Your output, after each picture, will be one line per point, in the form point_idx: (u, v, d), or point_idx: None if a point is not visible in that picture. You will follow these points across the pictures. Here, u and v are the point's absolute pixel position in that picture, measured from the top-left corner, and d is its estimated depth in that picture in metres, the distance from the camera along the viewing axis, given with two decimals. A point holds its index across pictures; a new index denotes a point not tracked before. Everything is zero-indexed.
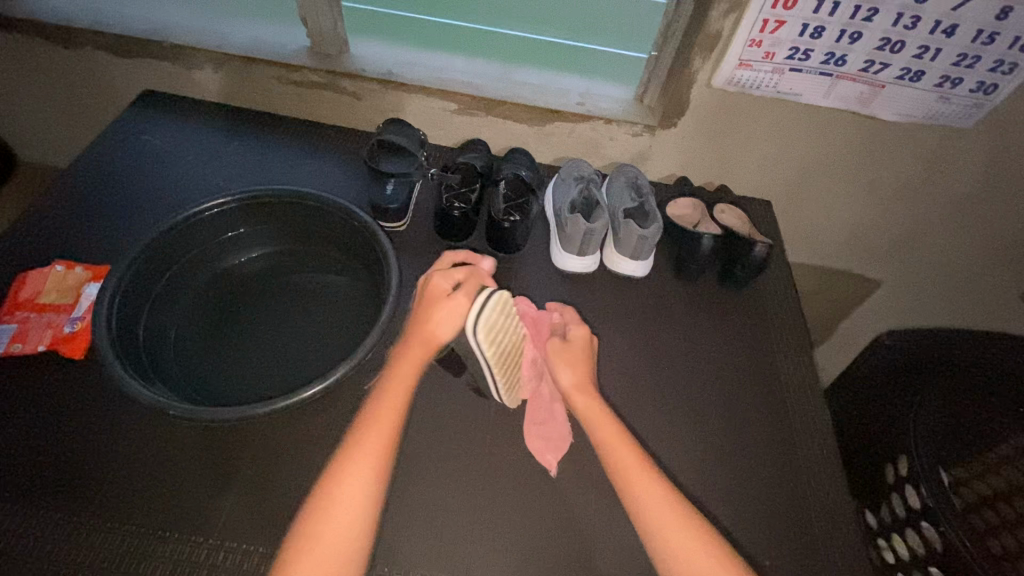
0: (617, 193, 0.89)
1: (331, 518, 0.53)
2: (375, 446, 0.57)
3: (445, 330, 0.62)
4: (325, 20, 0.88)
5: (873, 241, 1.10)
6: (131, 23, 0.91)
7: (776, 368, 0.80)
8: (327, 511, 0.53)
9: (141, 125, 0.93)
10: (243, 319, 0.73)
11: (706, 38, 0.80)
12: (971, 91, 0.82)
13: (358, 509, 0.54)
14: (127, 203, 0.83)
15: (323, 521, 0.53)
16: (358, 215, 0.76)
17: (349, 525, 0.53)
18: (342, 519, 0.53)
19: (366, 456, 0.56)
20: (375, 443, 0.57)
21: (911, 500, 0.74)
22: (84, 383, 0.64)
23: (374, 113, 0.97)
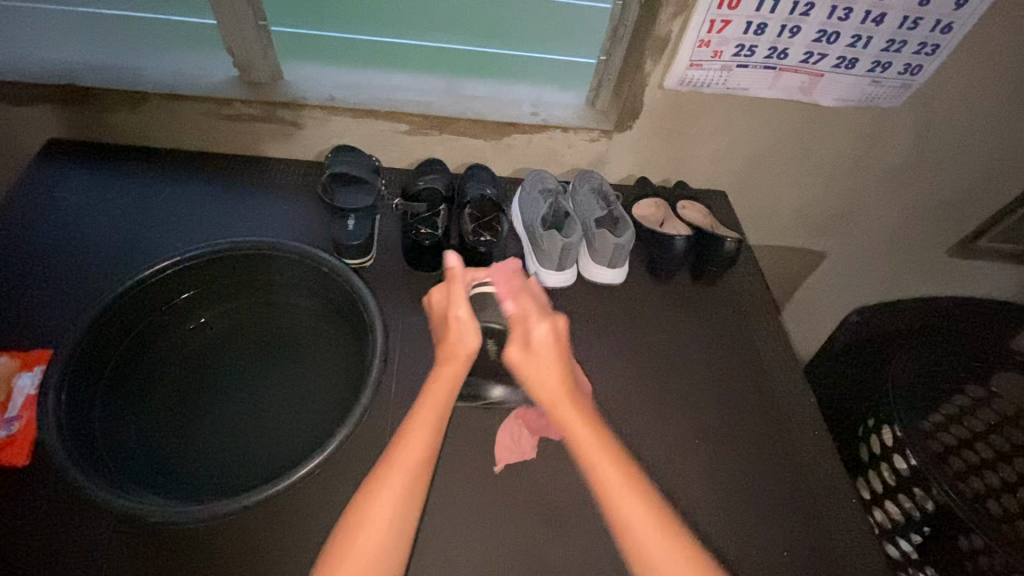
0: (584, 201, 0.88)
1: (369, 522, 0.52)
2: (417, 455, 0.56)
3: (470, 338, 0.65)
4: (255, 49, 0.81)
5: (820, 220, 1.16)
6: (26, 67, 0.80)
7: (759, 359, 0.83)
8: (365, 514, 0.52)
9: (55, 180, 0.83)
10: (213, 391, 0.67)
11: (656, 41, 0.80)
12: (900, 73, 0.87)
13: (394, 517, 0.53)
14: (51, 273, 0.73)
15: (361, 530, 0.51)
16: (329, 262, 0.72)
17: (385, 533, 0.52)
18: (379, 525, 0.52)
19: (407, 461, 0.55)
20: (416, 454, 0.56)
21: (899, 465, 0.80)
22: (30, 491, 0.56)
23: (318, 142, 0.91)
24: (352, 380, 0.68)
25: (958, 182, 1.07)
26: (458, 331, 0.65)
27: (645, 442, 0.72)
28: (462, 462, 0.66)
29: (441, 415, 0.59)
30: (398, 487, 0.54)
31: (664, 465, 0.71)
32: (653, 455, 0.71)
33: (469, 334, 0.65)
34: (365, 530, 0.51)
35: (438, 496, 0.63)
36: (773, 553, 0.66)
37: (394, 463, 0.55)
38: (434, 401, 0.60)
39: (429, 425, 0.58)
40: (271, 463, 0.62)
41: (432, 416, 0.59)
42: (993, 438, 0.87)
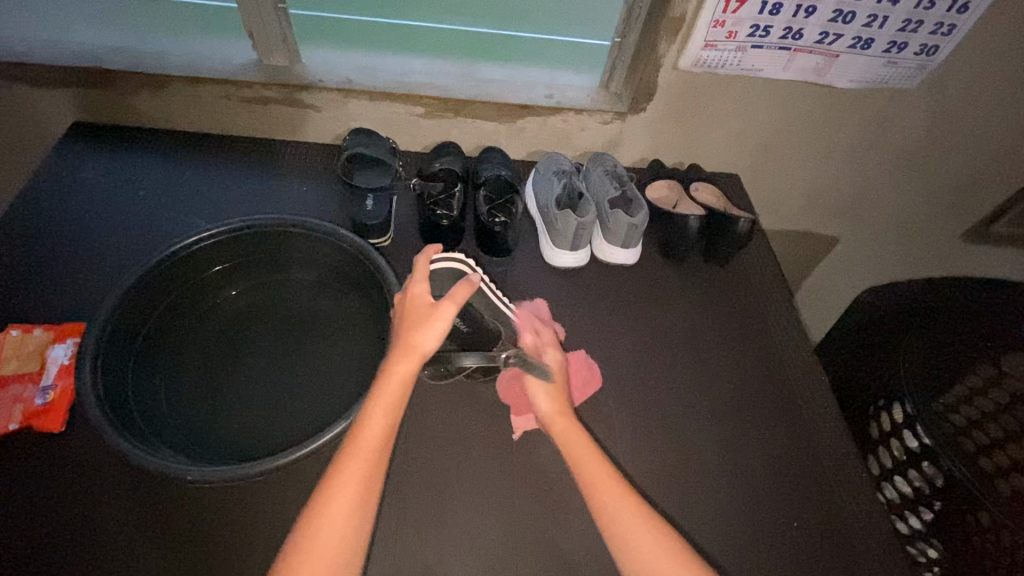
0: (598, 182, 0.89)
1: (316, 546, 0.50)
2: (361, 476, 0.53)
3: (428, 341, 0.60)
4: (274, 31, 0.82)
5: (833, 203, 1.16)
6: (52, 50, 0.82)
7: (770, 338, 0.84)
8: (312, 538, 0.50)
9: (81, 161, 0.85)
10: (237, 362, 0.69)
11: (671, 22, 0.81)
12: (916, 54, 0.87)
13: (342, 539, 0.51)
14: (81, 250, 0.75)
15: (306, 556, 0.49)
16: (349, 238, 0.74)
17: (333, 554, 0.50)
18: (328, 546, 0.50)
19: (353, 483, 0.53)
20: (361, 475, 0.54)
21: (910, 442, 0.81)
22: (70, 454, 0.58)
23: (335, 125, 0.92)
24: (372, 354, 0.70)
25: (973, 164, 1.06)
26: (416, 333, 0.60)
27: (657, 418, 0.74)
28: (479, 433, 0.68)
29: (386, 433, 0.56)
30: (343, 508, 0.52)
31: (675, 438, 0.72)
32: (664, 429, 0.73)
33: (428, 337, 0.60)
34: (311, 553, 0.50)
35: (457, 465, 0.66)
36: (783, 523, 0.68)
37: (340, 484, 0.53)
38: (380, 416, 0.57)
39: (374, 443, 0.55)
40: (295, 431, 0.64)
41: (378, 433, 0.56)
42: (1003, 418, 0.88)
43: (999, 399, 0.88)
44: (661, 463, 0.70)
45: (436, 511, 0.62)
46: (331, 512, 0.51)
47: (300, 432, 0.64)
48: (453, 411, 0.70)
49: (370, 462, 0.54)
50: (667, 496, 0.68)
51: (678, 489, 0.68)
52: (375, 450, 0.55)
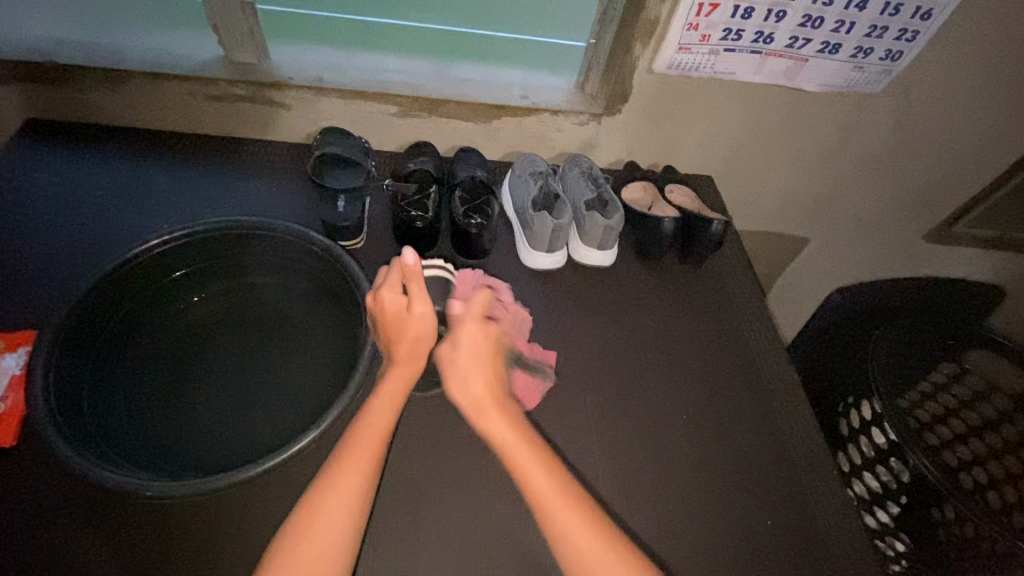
0: (573, 184, 0.89)
1: (320, 519, 0.51)
2: (365, 460, 0.55)
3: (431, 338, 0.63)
4: (241, 27, 0.80)
5: (803, 204, 1.18)
6: (2, 44, 0.77)
7: (743, 337, 0.85)
8: (316, 512, 0.52)
9: (34, 160, 0.81)
10: (202, 370, 0.67)
11: (645, 24, 0.81)
12: (881, 59, 0.89)
13: (341, 522, 0.52)
14: (34, 253, 0.72)
15: (310, 532, 0.51)
16: (319, 241, 0.72)
17: (336, 534, 0.52)
18: (330, 524, 0.51)
19: (360, 464, 0.55)
20: (366, 458, 0.55)
21: (878, 439, 0.83)
22: (22, 471, 0.55)
23: (306, 124, 0.90)
24: (345, 362, 0.69)
25: (936, 167, 1.10)
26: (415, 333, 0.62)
27: (633, 420, 0.74)
28: (456, 440, 0.67)
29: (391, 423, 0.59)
30: (349, 492, 0.53)
31: (652, 440, 0.73)
32: (642, 432, 0.73)
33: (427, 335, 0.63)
34: (314, 529, 0.51)
35: (434, 473, 0.65)
36: (756, 521, 0.69)
37: (346, 463, 0.55)
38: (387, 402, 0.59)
39: (381, 429, 0.57)
40: (265, 440, 0.63)
41: (383, 421, 0.58)
42: (965, 413, 0.91)
43: (962, 396, 0.91)
44: (640, 463, 0.70)
45: (412, 516, 0.61)
46: (337, 492, 0.53)
47: (271, 439, 0.63)
48: (428, 414, 0.69)
49: (378, 445, 0.57)
50: (644, 497, 0.68)
51: (657, 490, 0.69)
52: (385, 433, 0.57)
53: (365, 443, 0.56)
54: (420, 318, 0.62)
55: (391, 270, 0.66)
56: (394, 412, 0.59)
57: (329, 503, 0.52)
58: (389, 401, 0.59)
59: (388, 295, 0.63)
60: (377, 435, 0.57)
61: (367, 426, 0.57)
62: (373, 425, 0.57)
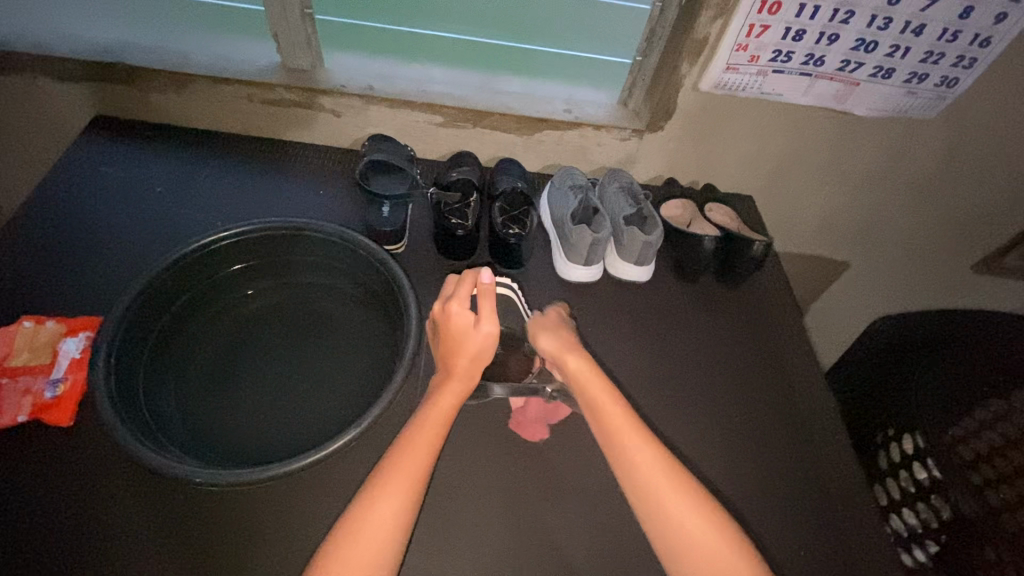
0: (613, 199, 0.89)
1: (366, 529, 0.52)
2: (413, 472, 0.56)
3: (487, 353, 0.64)
4: (299, 36, 0.83)
5: (845, 228, 1.16)
6: (79, 46, 0.82)
7: (780, 361, 0.84)
8: (363, 524, 0.52)
9: (100, 156, 0.86)
10: (248, 364, 0.69)
11: (694, 43, 0.81)
12: (936, 85, 0.87)
13: (387, 531, 0.53)
14: (97, 244, 0.76)
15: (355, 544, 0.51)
16: (366, 245, 0.74)
17: (379, 549, 0.52)
18: (374, 535, 0.52)
19: (406, 479, 0.56)
20: (413, 470, 0.56)
21: (919, 474, 0.81)
22: (81, 450, 0.59)
23: (354, 130, 0.93)
24: (383, 364, 0.70)
25: (990, 195, 1.06)
26: (477, 346, 0.64)
27: (664, 439, 0.73)
28: (487, 449, 0.68)
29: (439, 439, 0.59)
30: (393, 506, 0.54)
31: (682, 460, 0.72)
32: (673, 451, 0.73)
33: (488, 348, 0.64)
34: (360, 537, 0.52)
35: (463, 480, 0.65)
36: (788, 550, 0.67)
37: (394, 475, 0.56)
38: (434, 418, 0.60)
39: (428, 441, 0.59)
40: (303, 437, 0.64)
41: (432, 436, 0.59)
42: None
43: None
44: None
45: (442, 522, 0.62)
46: (383, 504, 0.54)
47: (310, 436, 0.64)
48: (460, 421, 0.69)
49: (425, 457, 0.58)
50: None
51: None
52: (428, 451, 0.58)
53: (411, 457, 0.57)
54: (483, 335, 0.64)
55: (460, 284, 0.67)
56: (443, 426, 0.60)
57: (374, 515, 0.53)
58: (440, 414, 0.61)
59: (457, 309, 0.64)
60: (423, 449, 0.58)
61: (416, 438, 0.59)
62: (421, 437, 0.59)
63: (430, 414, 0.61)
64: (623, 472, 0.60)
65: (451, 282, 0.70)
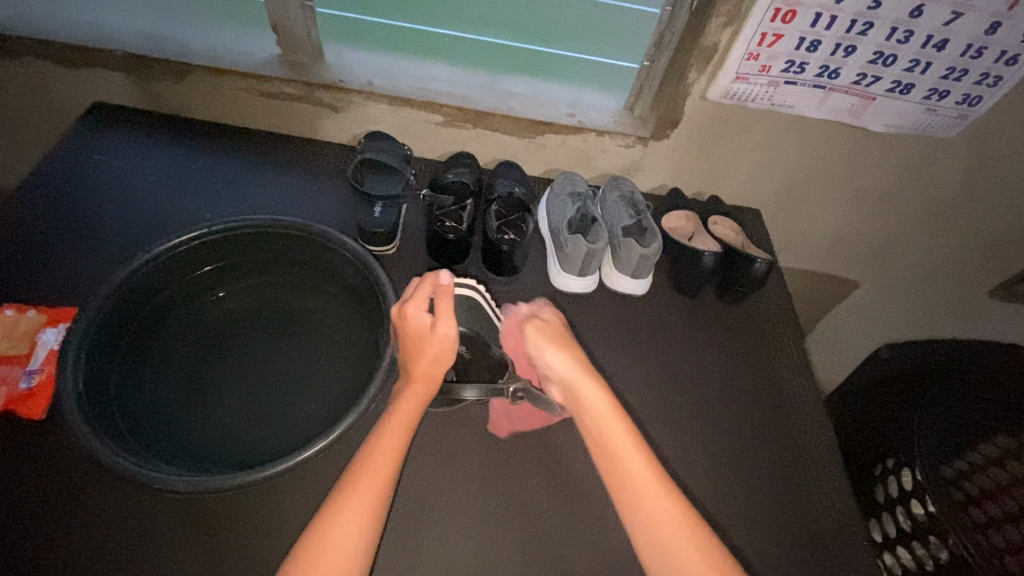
0: (612, 208, 0.86)
1: (328, 548, 0.51)
2: (375, 487, 0.54)
3: (448, 357, 0.62)
4: (298, 28, 0.81)
5: (857, 246, 1.12)
6: (78, 31, 0.82)
7: (778, 384, 0.81)
8: (325, 539, 0.51)
9: (94, 142, 0.85)
10: (224, 364, 0.67)
11: (703, 50, 0.78)
12: (957, 102, 0.83)
13: (351, 549, 0.51)
14: (84, 232, 0.75)
15: (317, 559, 0.50)
16: (351, 246, 0.72)
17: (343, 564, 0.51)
18: (337, 550, 0.51)
19: (368, 490, 0.54)
20: (374, 484, 0.55)
21: (916, 511, 0.77)
22: (50, 446, 0.58)
23: (353, 126, 0.91)
24: (362, 370, 0.69)
25: (1012, 220, 1.01)
26: (436, 351, 0.61)
27: None
28: (465, 462, 0.66)
29: (402, 447, 0.58)
30: (356, 519, 0.52)
31: (668, 483, 0.70)
32: (659, 473, 0.70)
33: (447, 352, 0.62)
34: (321, 556, 0.50)
35: (437, 493, 0.64)
36: None
37: (355, 491, 0.54)
38: (395, 426, 0.59)
39: (389, 453, 0.57)
40: (275, 441, 0.63)
41: (395, 445, 0.58)
42: None
43: None
44: None
45: (413, 536, 0.61)
46: (344, 522, 0.52)
47: (285, 441, 0.63)
48: (439, 432, 0.68)
49: (387, 470, 0.56)
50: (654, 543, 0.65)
51: None
52: (392, 460, 0.57)
53: (372, 468, 0.55)
54: (441, 339, 0.61)
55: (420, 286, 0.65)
56: (405, 437, 0.58)
57: (336, 529, 0.52)
58: (401, 424, 0.59)
59: (414, 312, 0.62)
60: (385, 459, 0.56)
61: (377, 450, 0.57)
62: (383, 450, 0.57)
63: (392, 423, 0.59)
64: (630, 503, 0.56)
65: (414, 283, 0.68)
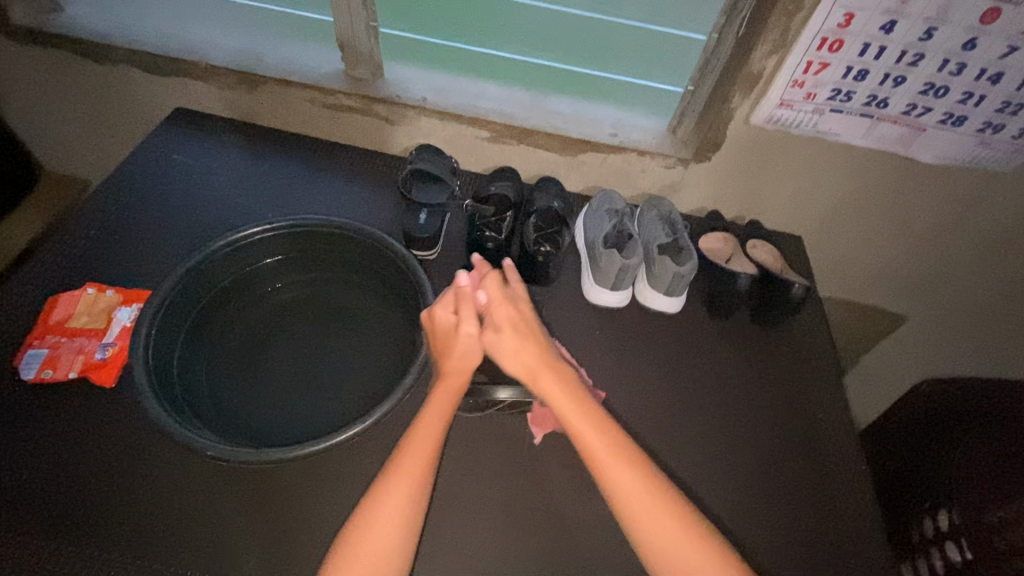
0: (650, 226, 0.88)
1: (371, 530, 0.55)
2: (416, 469, 0.58)
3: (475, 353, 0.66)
4: (362, 46, 0.88)
5: (905, 279, 1.09)
6: (167, 43, 0.91)
7: (809, 411, 0.80)
8: (371, 520, 0.55)
9: (174, 143, 0.93)
10: (273, 351, 0.72)
11: (747, 76, 0.80)
12: (1013, 137, 0.81)
13: (394, 529, 0.55)
14: (159, 223, 0.83)
15: (364, 538, 0.54)
16: (396, 249, 0.76)
17: (389, 544, 0.55)
18: (384, 530, 0.55)
19: (410, 476, 0.58)
20: (416, 470, 0.58)
21: (951, 553, 0.76)
22: (118, 413, 0.64)
23: (405, 138, 0.97)
24: (398, 365, 0.72)
25: None
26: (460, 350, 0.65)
27: (674, 477, 0.71)
28: (489, 461, 0.68)
29: (439, 434, 0.61)
30: (399, 503, 0.56)
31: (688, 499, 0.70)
32: (679, 489, 0.71)
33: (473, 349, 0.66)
34: (367, 538, 0.54)
35: (461, 488, 0.66)
36: None
37: (394, 478, 0.58)
38: (434, 415, 0.62)
39: (426, 442, 0.60)
40: (314, 424, 0.67)
41: (432, 433, 0.61)
42: None
43: None
44: None
45: (436, 528, 0.63)
46: (385, 506, 0.56)
47: (323, 426, 0.67)
48: (467, 431, 0.70)
49: (425, 458, 0.59)
50: None
51: None
52: (428, 448, 0.60)
53: (413, 456, 0.59)
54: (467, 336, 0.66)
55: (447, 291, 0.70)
56: (441, 427, 0.62)
57: (379, 513, 0.56)
58: (436, 415, 0.62)
59: (441, 313, 0.66)
60: (424, 447, 0.60)
61: (415, 440, 0.60)
62: (420, 440, 0.60)
63: (428, 415, 0.62)
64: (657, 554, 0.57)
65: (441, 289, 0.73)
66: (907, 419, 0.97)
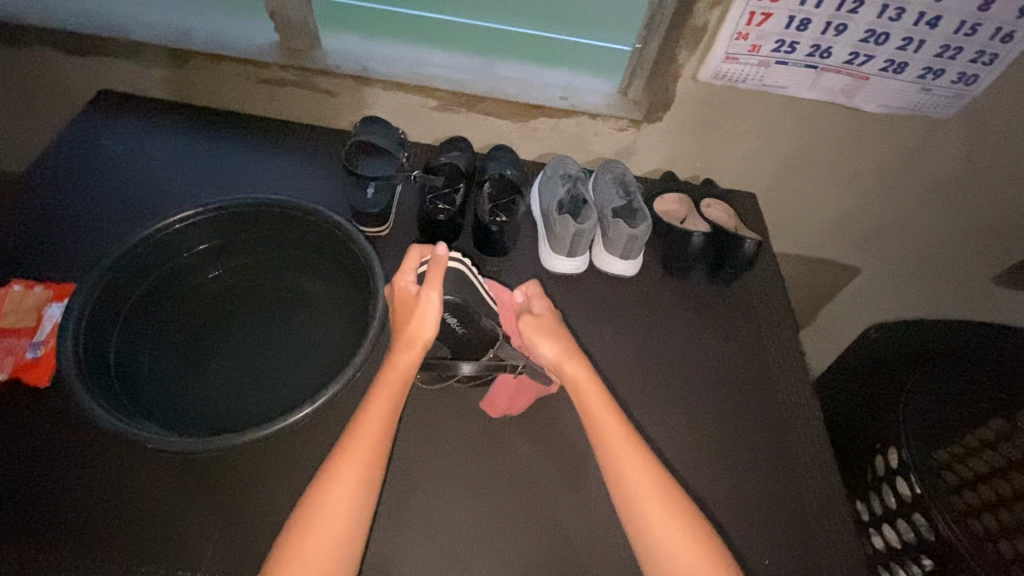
0: (604, 190, 0.87)
1: (322, 513, 0.52)
2: (368, 446, 0.57)
3: (427, 327, 0.63)
4: (295, 14, 0.83)
5: (857, 230, 1.11)
6: (83, 20, 0.84)
7: (766, 363, 0.81)
8: (323, 504, 0.53)
9: (98, 127, 0.87)
10: (216, 338, 0.70)
11: (692, 30, 0.78)
12: (953, 82, 0.82)
13: (349, 517, 0.53)
14: (88, 212, 0.78)
15: (315, 522, 0.52)
16: (342, 225, 0.73)
17: (342, 526, 0.52)
18: (336, 513, 0.52)
19: (362, 454, 0.56)
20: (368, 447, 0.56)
21: (901, 489, 0.79)
22: (54, 412, 0.61)
23: (350, 111, 0.93)
24: (351, 344, 0.70)
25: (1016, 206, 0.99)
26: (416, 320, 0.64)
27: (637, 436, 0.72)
28: (450, 433, 0.68)
29: (390, 410, 0.60)
30: (348, 483, 0.54)
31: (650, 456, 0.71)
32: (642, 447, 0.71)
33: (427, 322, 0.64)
34: (318, 523, 0.52)
35: (422, 462, 0.65)
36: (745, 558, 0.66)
37: (347, 461, 0.55)
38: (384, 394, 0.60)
39: (377, 427, 0.58)
40: (266, 409, 0.65)
41: (383, 412, 0.59)
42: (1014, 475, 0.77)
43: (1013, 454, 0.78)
44: None
45: (398, 502, 0.63)
46: (339, 484, 0.54)
47: (275, 410, 0.65)
48: (424, 406, 0.69)
49: (377, 434, 0.58)
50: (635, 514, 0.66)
51: None
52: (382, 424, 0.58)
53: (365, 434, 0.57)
54: (425, 302, 0.64)
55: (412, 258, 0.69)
56: (393, 405, 0.60)
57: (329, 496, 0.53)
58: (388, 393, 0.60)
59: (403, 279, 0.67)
60: (376, 425, 0.58)
61: (368, 425, 0.58)
62: (373, 425, 0.58)
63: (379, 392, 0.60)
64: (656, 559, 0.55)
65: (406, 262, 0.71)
66: (858, 364, 1.00)
